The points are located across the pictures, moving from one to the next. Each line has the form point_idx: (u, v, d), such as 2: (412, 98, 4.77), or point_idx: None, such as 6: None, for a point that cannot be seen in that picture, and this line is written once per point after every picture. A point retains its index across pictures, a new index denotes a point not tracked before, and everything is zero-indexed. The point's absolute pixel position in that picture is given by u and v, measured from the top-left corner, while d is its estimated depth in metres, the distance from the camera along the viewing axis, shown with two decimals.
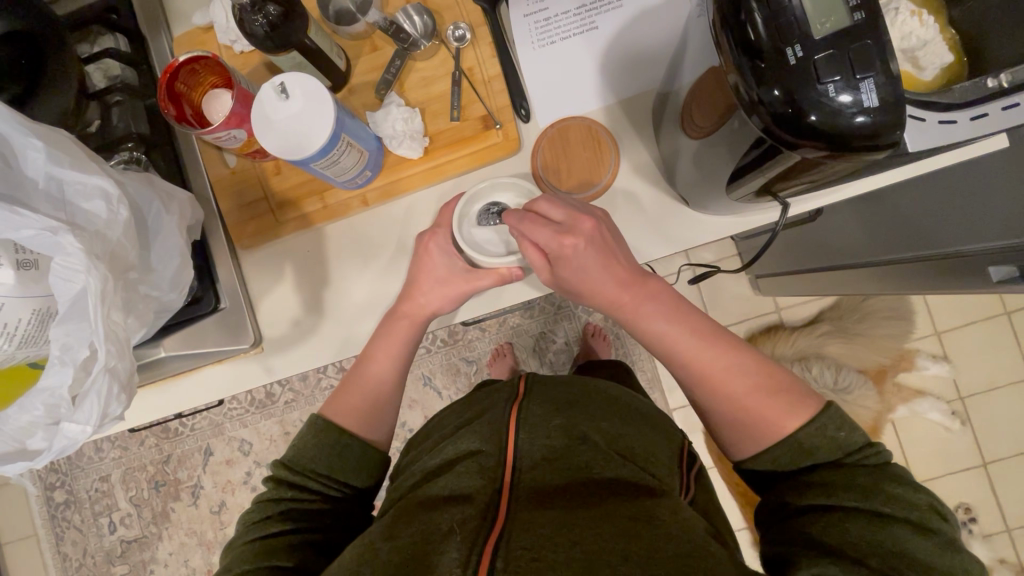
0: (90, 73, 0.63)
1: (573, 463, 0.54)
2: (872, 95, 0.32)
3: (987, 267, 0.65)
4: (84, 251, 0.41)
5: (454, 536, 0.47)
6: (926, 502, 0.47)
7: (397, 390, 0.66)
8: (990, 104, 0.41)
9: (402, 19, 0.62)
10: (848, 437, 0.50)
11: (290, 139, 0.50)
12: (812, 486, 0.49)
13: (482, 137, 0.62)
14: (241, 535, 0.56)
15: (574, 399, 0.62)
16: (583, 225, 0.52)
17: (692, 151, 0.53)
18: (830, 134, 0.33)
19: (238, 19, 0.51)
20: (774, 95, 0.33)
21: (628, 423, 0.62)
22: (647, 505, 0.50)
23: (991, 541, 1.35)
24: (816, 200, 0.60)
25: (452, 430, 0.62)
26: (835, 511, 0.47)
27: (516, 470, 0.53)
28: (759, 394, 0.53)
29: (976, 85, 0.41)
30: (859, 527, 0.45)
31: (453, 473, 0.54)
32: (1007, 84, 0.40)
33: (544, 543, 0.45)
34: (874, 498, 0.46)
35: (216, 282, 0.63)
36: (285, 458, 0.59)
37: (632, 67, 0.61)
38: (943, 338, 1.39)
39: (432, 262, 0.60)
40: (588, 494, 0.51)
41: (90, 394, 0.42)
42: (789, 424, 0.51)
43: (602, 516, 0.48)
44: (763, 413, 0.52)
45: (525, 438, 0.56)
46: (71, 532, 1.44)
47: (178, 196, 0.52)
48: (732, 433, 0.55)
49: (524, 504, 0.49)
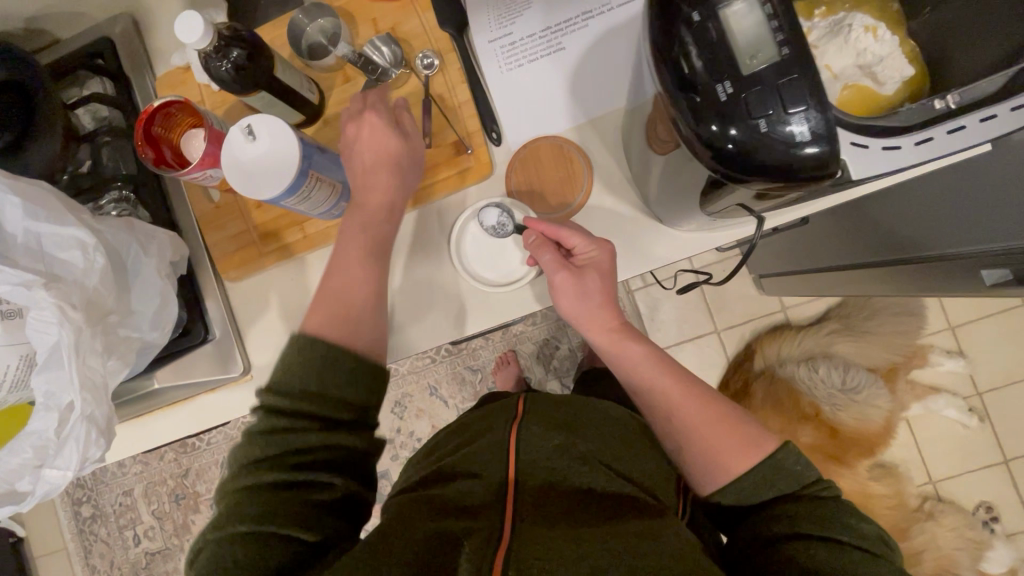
0: (79, 117, 0.67)
1: (575, 482, 0.54)
2: (805, 128, 0.32)
3: (978, 271, 0.66)
4: (56, 304, 0.43)
5: (463, 541, 0.47)
6: (876, 532, 0.49)
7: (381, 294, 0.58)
8: (933, 127, 0.35)
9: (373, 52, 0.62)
10: (804, 471, 0.52)
11: (256, 178, 0.51)
12: (778, 517, 0.50)
13: (453, 162, 0.62)
14: (232, 479, 0.51)
15: (572, 420, 0.63)
16: (595, 253, 0.57)
17: (663, 167, 0.53)
18: (765, 168, 0.33)
19: (205, 67, 0.53)
20: (713, 130, 0.33)
21: (626, 447, 0.62)
22: (647, 524, 0.50)
23: (1014, 540, 1.31)
24: (795, 211, 0.60)
25: (451, 450, 0.62)
26: (799, 539, 0.48)
27: (521, 485, 0.53)
28: (730, 429, 0.55)
29: (920, 107, 0.36)
30: (823, 552, 0.46)
31: (455, 489, 0.54)
32: (952, 104, 0.36)
33: (558, 556, 0.45)
34: (833, 525, 0.48)
35: (206, 314, 0.66)
36: (273, 379, 0.52)
37: (600, 87, 0.61)
38: (958, 332, 1.35)
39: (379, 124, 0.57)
40: (594, 510, 0.51)
41: (69, 440, 0.45)
42: (754, 456, 0.53)
43: (609, 532, 0.48)
44: (728, 447, 0.54)
45: (526, 457, 0.56)
46: (98, 544, 1.50)
47: (159, 236, 0.53)
48: (699, 462, 0.55)
49: (533, 521, 0.48)
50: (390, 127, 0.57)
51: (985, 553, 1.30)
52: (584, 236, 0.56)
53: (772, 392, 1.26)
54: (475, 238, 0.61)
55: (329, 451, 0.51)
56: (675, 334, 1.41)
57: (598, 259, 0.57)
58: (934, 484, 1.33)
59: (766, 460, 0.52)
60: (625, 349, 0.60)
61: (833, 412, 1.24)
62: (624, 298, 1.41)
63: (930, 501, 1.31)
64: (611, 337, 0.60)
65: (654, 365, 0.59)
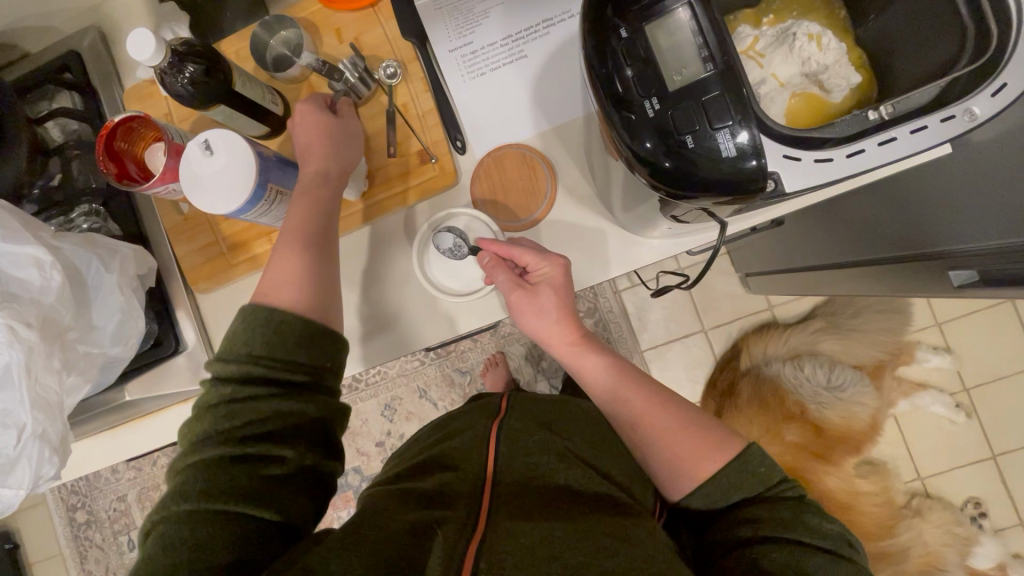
0: (48, 130, 0.67)
1: (553, 477, 0.55)
2: (732, 143, 0.32)
3: (947, 272, 0.65)
4: (5, 325, 0.44)
5: (438, 535, 0.47)
6: (841, 533, 0.49)
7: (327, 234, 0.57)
8: (867, 139, 0.34)
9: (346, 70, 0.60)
10: (768, 472, 0.52)
11: (213, 193, 0.50)
12: (743, 521, 0.50)
13: (418, 171, 0.63)
14: (184, 455, 0.50)
15: (552, 423, 0.66)
16: (547, 268, 0.56)
17: (623, 175, 0.53)
18: (696, 182, 0.33)
19: (161, 83, 0.52)
20: (645, 145, 0.33)
21: (603, 447, 0.65)
22: (620, 519, 0.51)
23: (1003, 535, 1.32)
24: (759, 215, 0.59)
25: (429, 445, 0.64)
26: (763, 541, 0.48)
27: (498, 476, 0.54)
28: (687, 436, 0.54)
29: (855, 118, 0.34)
30: (783, 554, 0.46)
31: (431, 480, 0.55)
32: (887, 115, 0.34)
33: (529, 550, 0.45)
34: (794, 526, 0.48)
35: (176, 324, 0.67)
36: (220, 352, 0.52)
37: (564, 94, 0.61)
38: (945, 328, 1.35)
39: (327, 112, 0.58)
40: (566, 506, 0.52)
41: (22, 458, 0.46)
42: (712, 462, 0.53)
43: (583, 524, 0.49)
44: (690, 452, 0.53)
45: (506, 449, 0.58)
46: (93, 550, 1.51)
47: (123, 251, 0.53)
48: (663, 468, 0.55)
49: (507, 510, 0.49)
50: (319, 108, 0.58)
51: (974, 548, 1.30)
52: (535, 253, 0.56)
53: (758, 388, 1.27)
54: (438, 257, 0.60)
55: (280, 416, 0.51)
56: (663, 334, 1.41)
57: (550, 275, 0.57)
58: (922, 480, 1.33)
59: (728, 462, 0.52)
60: (585, 364, 0.60)
61: (819, 410, 1.24)
62: (611, 298, 1.41)
63: (918, 497, 1.31)
64: (572, 352, 0.61)
65: (614, 378, 0.59)
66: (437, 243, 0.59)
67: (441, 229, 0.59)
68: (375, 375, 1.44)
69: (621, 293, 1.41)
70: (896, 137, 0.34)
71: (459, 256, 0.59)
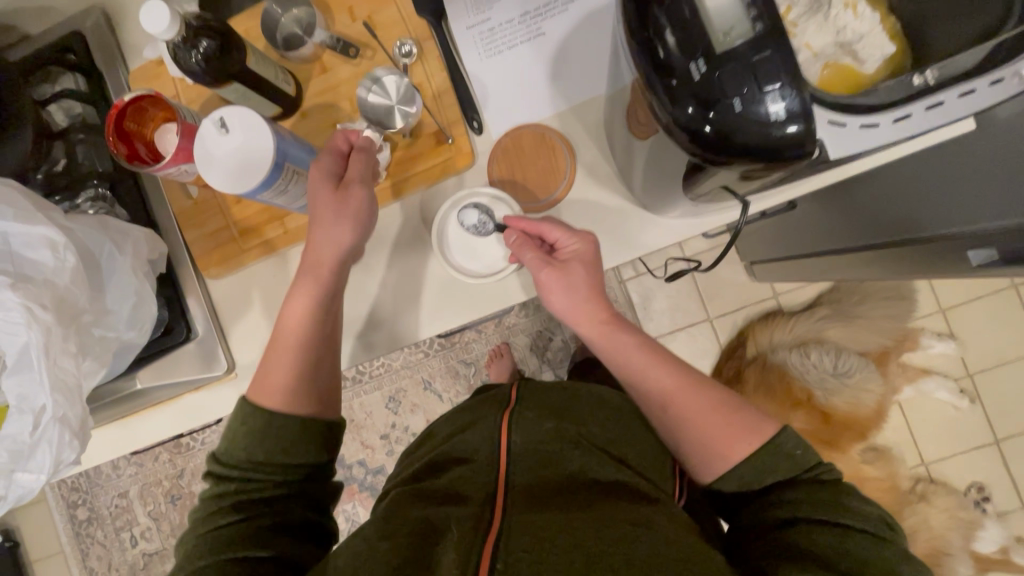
0: (52, 114, 0.66)
1: (567, 467, 0.53)
2: (780, 106, 0.31)
3: (964, 253, 0.63)
4: (22, 305, 0.43)
5: (450, 536, 0.46)
6: (879, 514, 0.48)
7: (336, 293, 0.58)
8: (914, 103, 0.35)
9: (372, 91, 0.60)
10: (805, 455, 0.51)
11: (232, 172, 0.49)
12: (779, 503, 0.50)
13: (434, 152, 0.61)
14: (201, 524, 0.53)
15: (570, 405, 0.62)
16: (575, 244, 0.57)
17: (645, 153, 0.52)
18: (742, 148, 0.32)
19: (173, 58, 0.51)
20: (688, 112, 0.32)
21: (623, 428, 0.62)
22: (637, 509, 0.49)
23: (1006, 519, 1.32)
24: (779, 194, 0.59)
25: (443, 439, 0.62)
26: (803, 523, 0.47)
27: (511, 472, 0.52)
28: (722, 416, 0.54)
29: (901, 83, 0.34)
30: (825, 537, 0.46)
31: (447, 479, 0.54)
32: (931, 81, 0.34)
33: (543, 545, 0.44)
34: (835, 509, 0.48)
35: (187, 311, 0.66)
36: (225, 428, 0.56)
37: (583, 73, 0.60)
38: (949, 315, 1.35)
39: (343, 202, 0.55)
40: (582, 496, 0.50)
41: (42, 443, 0.44)
42: (748, 444, 0.52)
43: (597, 517, 0.47)
44: (721, 434, 0.53)
45: (518, 441, 0.55)
46: (96, 547, 1.49)
47: (135, 234, 0.51)
48: (696, 451, 0.54)
49: (521, 507, 0.48)
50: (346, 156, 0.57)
51: (977, 532, 1.30)
52: (564, 229, 0.56)
53: (765, 378, 1.26)
54: (458, 231, 0.60)
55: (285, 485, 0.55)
56: (669, 323, 1.41)
57: (579, 250, 0.56)
58: (927, 466, 1.34)
59: (760, 446, 0.52)
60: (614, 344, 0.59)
61: (825, 397, 1.24)
62: (616, 287, 1.41)
63: (923, 483, 1.32)
64: (602, 331, 0.59)
65: (644, 356, 0.58)
66: (456, 219, 0.60)
67: (462, 205, 0.59)
68: (379, 367, 1.43)
69: (626, 283, 1.41)
70: (942, 101, 0.35)
71: (478, 233, 0.59)
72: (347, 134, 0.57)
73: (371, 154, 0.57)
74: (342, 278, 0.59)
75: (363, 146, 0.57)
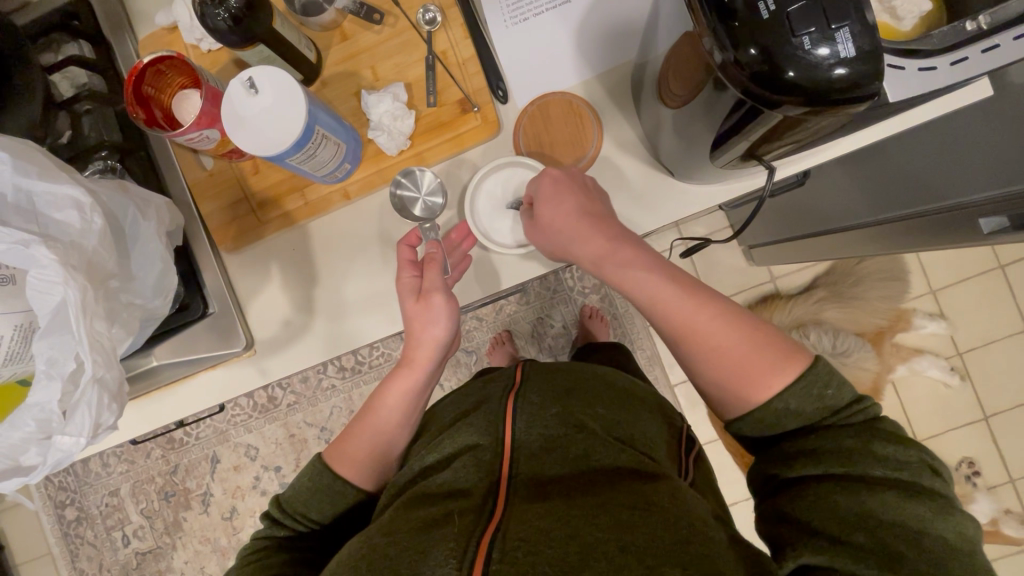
0: (57, 84, 0.62)
1: (572, 451, 0.50)
2: (849, 45, 0.32)
3: (977, 221, 0.65)
4: (58, 262, 0.41)
5: (450, 525, 0.43)
6: (919, 459, 0.47)
7: (400, 434, 0.61)
8: (971, 47, 0.39)
9: (403, 185, 0.62)
10: (836, 396, 0.50)
11: (262, 135, 0.48)
12: (801, 454, 0.49)
13: (459, 120, 0.61)
14: (245, 558, 0.55)
15: (573, 384, 0.58)
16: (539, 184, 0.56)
17: (673, 119, 0.52)
18: (810, 89, 0.33)
19: (199, 14, 0.50)
20: (751, 54, 0.33)
21: (626, 409, 0.57)
22: (644, 491, 0.45)
23: (996, 492, 1.31)
24: (801, 161, 0.59)
25: (449, 424, 0.58)
26: (826, 480, 0.47)
27: (514, 462, 0.49)
28: (745, 354, 0.52)
29: (953, 30, 0.39)
30: (846, 497, 0.45)
31: (450, 468, 0.50)
32: (986, 25, 0.39)
33: (540, 536, 0.41)
34: (859, 462, 0.47)
35: (203, 287, 0.63)
36: (284, 496, 0.58)
37: (608, 40, 0.60)
38: (939, 295, 1.33)
39: (429, 316, 0.58)
40: (590, 483, 0.46)
41: (80, 405, 0.43)
42: (774, 381, 0.50)
43: (598, 503, 0.44)
44: (745, 373, 0.52)
45: (522, 429, 0.52)
46: (85, 547, 1.44)
47: (155, 201, 0.53)
48: (718, 389, 0.54)
49: (523, 499, 0.45)
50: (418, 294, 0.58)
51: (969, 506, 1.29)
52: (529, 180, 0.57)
53: None
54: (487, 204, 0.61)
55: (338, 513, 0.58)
56: None
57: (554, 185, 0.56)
58: None
59: (787, 389, 0.50)
60: (626, 269, 0.56)
61: None
62: None
63: None
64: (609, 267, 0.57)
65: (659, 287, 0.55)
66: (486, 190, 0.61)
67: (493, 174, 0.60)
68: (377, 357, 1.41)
69: None
70: (999, 43, 0.39)
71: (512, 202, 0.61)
72: (408, 241, 0.60)
73: (441, 259, 0.58)
74: (430, 379, 0.62)
75: (431, 255, 0.58)
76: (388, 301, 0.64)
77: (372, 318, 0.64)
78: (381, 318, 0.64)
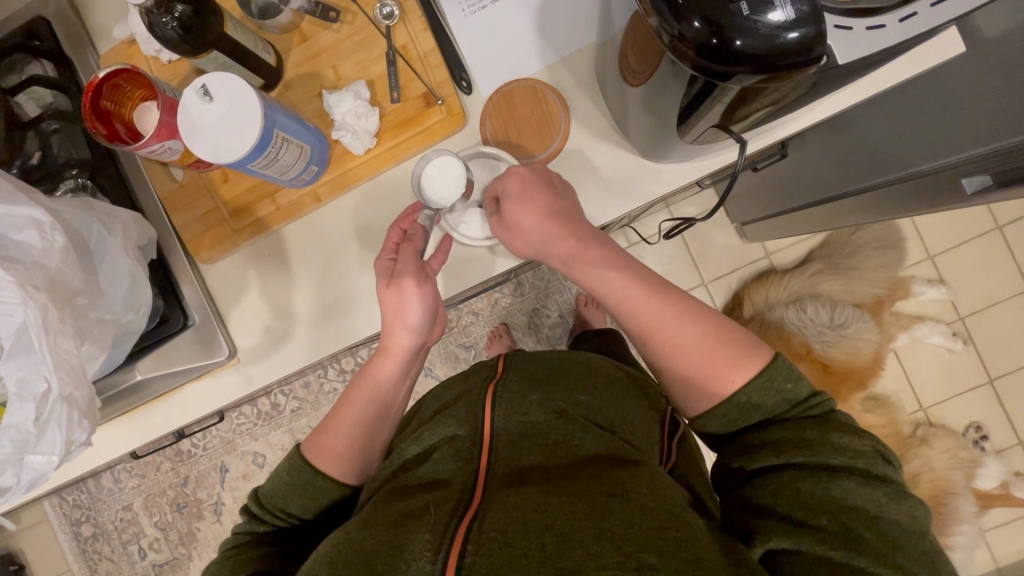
0: (22, 105, 0.61)
1: (551, 437, 0.49)
2: (789, 8, 0.31)
3: (958, 180, 0.63)
4: (16, 284, 0.43)
5: (428, 517, 0.43)
6: (872, 448, 0.48)
7: (382, 420, 0.61)
8: (920, 0, 0.39)
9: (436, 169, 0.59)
10: (796, 388, 0.49)
11: (219, 142, 0.48)
12: (763, 446, 0.48)
13: (425, 114, 0.60)
14: (221, 556, 0.55)
15: (554, 371, 0.58)
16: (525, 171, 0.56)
17: (638, 98, 0.51)
18: (754, 56, 0.32)
19: (148, 26, 0.49)
20: (694, 26, 0.32)
21: (607, 393, 0.57)
22: (625, 477, 0.45)
23: (1004, 455, 1.30)
24: (774, 132, 0.59)
25: (430, 416, 0.58)
26: (787, 469, 0.47)
27: (492, 449, 0.49)
28: (709, 351, 0.51)
29: None
30: (810, 483, 0.45)
31: (431, 460, 0.50)
32: None
33: (516, 527, 0.40)
34: (821, 450, 0.46)
35: (183, 299, 0.63)
36: (262, 491, 0.58)
37: (569, 23, 0.59)
38: (938, 260, 1.31)
39: (402, 301, 0.57)
40: (568, 468, 0.46)
41: (51, 423, 0.45)
42: (733, 379, 0.49)
43: (577, 490, 0.43)
44: (714, 366, 0.51)
45: (500, 417, 0.51)
46: (103, 563, 1.45)
47: (122, 217, 0.53)
48: (683, 392, 0.53)
49: (500, 484, 0.45)
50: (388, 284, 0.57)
51: (979, 471, 1.27)
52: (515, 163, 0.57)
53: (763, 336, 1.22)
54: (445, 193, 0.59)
55: (318, 510, 0.58)
56: None
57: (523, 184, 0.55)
58: (925, 411, 1.30)
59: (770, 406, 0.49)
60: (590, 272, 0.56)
61: (824, 348, 1.18)
62: None
63: (923, 427, 1.28)
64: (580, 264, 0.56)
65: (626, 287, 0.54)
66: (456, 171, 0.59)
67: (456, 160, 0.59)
68: None
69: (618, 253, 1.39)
70: None
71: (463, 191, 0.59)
72: (400, 224, 0.59)
73: (420, 242, 0.58)
74: (408, 368, 0.63)
75: (413, 237, 0.58)
76: (367, 302, 0.63)
77: (354, 318, 0.64)
78: (361, 318, 0.64)
